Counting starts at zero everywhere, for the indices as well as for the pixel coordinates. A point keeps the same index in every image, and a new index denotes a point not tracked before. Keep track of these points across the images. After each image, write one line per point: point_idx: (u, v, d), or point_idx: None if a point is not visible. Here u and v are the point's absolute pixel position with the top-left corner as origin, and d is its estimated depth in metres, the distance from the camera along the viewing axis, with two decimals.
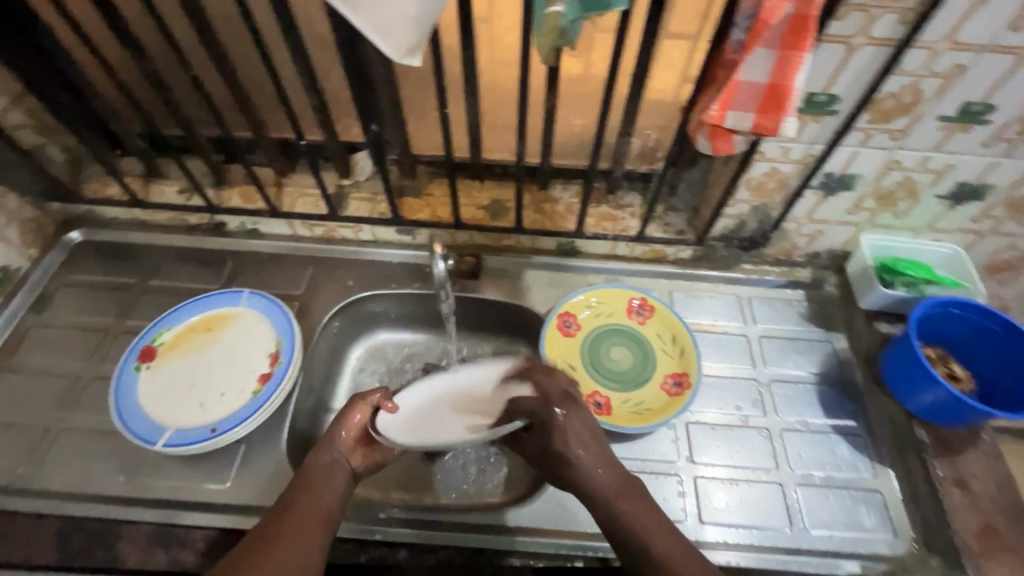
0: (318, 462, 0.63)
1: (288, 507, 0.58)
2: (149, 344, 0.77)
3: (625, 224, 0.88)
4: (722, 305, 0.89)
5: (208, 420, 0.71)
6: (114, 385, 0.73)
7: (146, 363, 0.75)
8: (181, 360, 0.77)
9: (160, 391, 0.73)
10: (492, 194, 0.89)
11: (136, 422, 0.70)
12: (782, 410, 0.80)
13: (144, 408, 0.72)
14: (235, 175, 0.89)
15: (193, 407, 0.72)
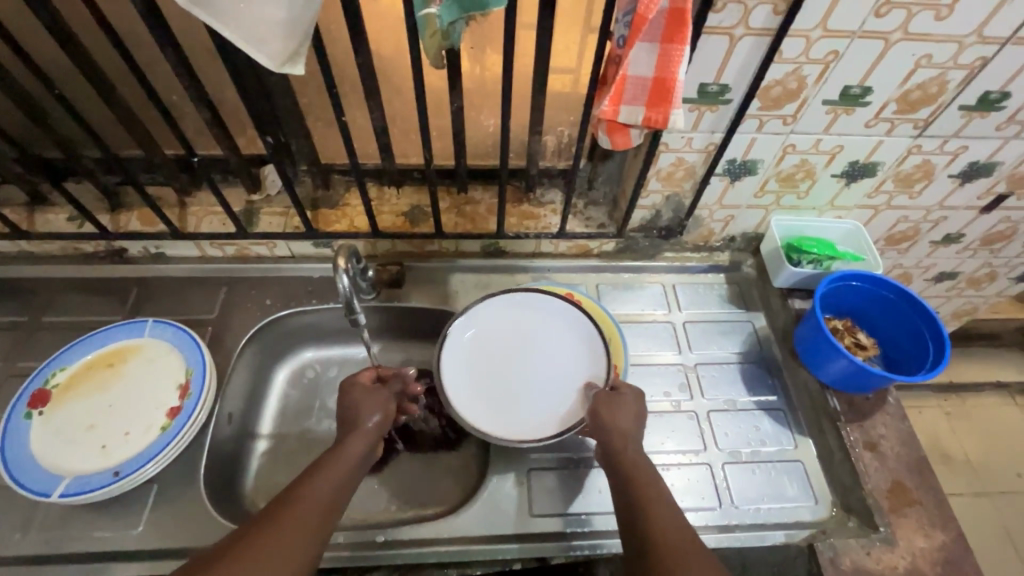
0: (349, 450, 0.60)
1: (300, 492, 0.54)
2: (42, 387, 0.71)
3: (547, 221, 0.88)
4: (648, 295, 0.91)
5: (111, 463, 0.66)
6: (0, 435, 0.67)
7: (38, 408, 0.70)
8: (79, 400, 0.71)
9: (54, 437, 0.68)
10: (410, 200, 0.88)
11: (28, 474, 0.65)
12: (708, 392, 0.82)
13: (36, 456, 0.66)
14: (131, 198, 0.85)
15: (94, 450, 0.67)
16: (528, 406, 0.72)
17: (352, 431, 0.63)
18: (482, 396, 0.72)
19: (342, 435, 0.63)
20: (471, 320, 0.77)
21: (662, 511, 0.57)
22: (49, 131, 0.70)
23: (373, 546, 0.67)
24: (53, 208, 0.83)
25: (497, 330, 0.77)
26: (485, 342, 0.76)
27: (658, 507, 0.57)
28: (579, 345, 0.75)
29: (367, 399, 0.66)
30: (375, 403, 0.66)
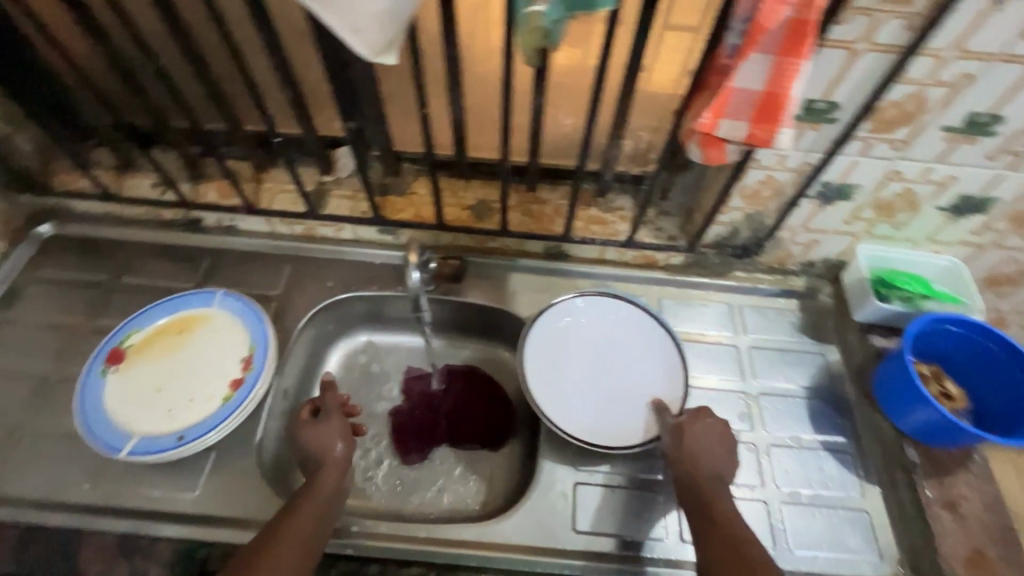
0: (320, 487, 0.61)
1: (273, 536, 0.56)
2: (118, 347, 0.74)
3: (615, 228, 0.85)
4: (713, 314, 0.86)
5: (175, 428, 0.69)
6: (79, 389, 0.70)
7: (113, 366, 0.73)
8: (150, 362, 0.74)
9: (126, 396, 0.71)
10: (479, 194, 0.86)
11: (101, 429, 0.68)
12: (769, 425, 0.78)
13: (108, 413, 0.69)
14: (211, 170, 0.86)
15: (160, 413, 0.70)
16: (591, 409, 0.74)
17: (321, 465, 0.63)
18: (555, 380, 0.75)
19: (312, 472, 0.64)
20: (566, 310, 0.80)
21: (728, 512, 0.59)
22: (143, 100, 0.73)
23: (415, 540, 0.67)
24: (139, 173, 0.87)
25: (584, 328, 0.79)
26: (577, 332, 0.79)
27: (725, 510, 0.59)
28: (659, 378, 0.76)
29: (321, 434, 0.66)
30: (333, 433, 0.66)
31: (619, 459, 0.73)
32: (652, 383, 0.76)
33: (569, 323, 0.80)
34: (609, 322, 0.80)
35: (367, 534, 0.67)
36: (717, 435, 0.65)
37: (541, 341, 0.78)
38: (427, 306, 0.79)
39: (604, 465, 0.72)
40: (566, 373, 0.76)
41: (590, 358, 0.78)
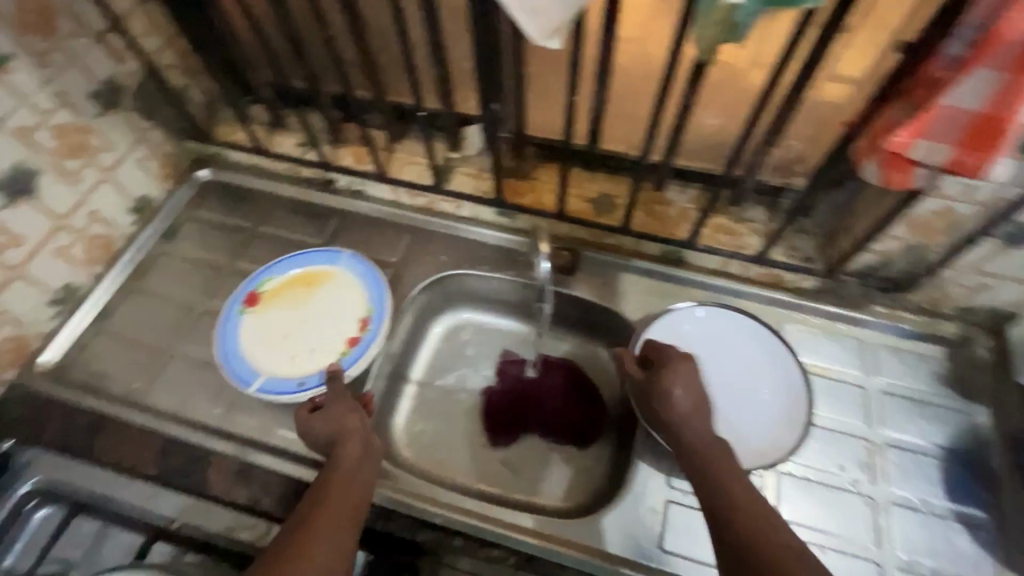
0: (344, 457, 0.61)
1: (311, 518, 0.55)
2: (255, 290, 0.81)
3: (744, 241, 0.80)
4: (843, 349, 0.79)
5: (297, 373, 0.75)
6: (220, 324, 0.78)
7: (250, 307, 0.80)
8: (279, 308, 0.80)
9: (258, 337, 0.78)
10: (601, 188, 0.85)
11: (235, 362, 0.75)
12: (892, 480, 0.70)
13: (242, 349, 0.76)
14: (350, 135, 0.91)
15: (285, 357, 0.76)
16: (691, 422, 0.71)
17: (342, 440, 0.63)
18: None
19: (334, 445, 0.63)
20: (692, 314, 0.76)
21: (737, 483, 0.55)
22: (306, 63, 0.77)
23: (502, 524, 0.66)
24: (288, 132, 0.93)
25: (705, 337, 0.76)
26: (694, 344, 0.76)
27: (738, 484, 0.55)
28: (770, 415, 0.71)
29: (331, 418, 0.65)
30: (338, 416, 0.65)
31: None
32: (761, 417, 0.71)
33: (688, 331, 0.76)
34: (731, 339, 0.76)
35: (455, 508, 0.67)
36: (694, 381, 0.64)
37: (659, 340, 0.75)
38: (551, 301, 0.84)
39: None
40: None
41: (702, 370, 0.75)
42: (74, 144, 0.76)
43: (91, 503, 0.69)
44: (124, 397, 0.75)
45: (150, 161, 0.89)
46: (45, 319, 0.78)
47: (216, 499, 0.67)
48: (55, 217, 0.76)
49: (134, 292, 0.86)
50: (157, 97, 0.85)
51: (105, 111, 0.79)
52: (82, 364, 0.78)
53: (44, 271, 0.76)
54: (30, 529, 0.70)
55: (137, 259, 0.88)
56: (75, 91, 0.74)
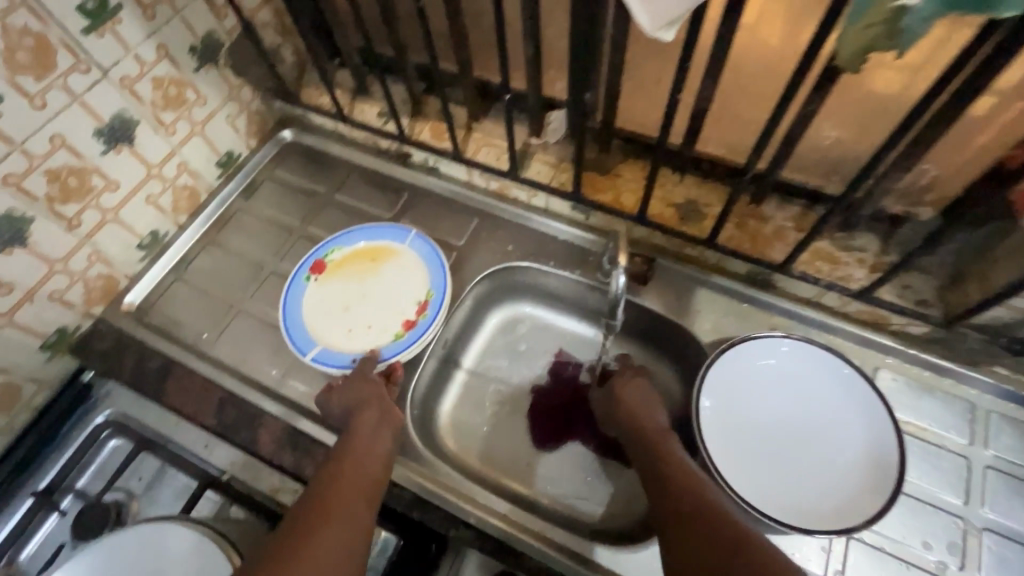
0: (362, 424, 0.63)
1: (332, 487, 0.57)
2: (322, 258, 0.82)
3: (848, 272, 0.70)
4: (946, 410, 0.69)
5: (352, 348, 0.75)
6: (286, 288, 0.79)
7: (315, 275, 0.81)
8: (343, 280, 0.81)
9: (319, 306, 0.78)
10: (690, 193, 0.77)
11: (295, 329, 0.76)
12: (987, 570, 0.61)
13: (303, 316, 0.77)
14: (431, 108, 0.88)
15: (342, 330, 0.77)
16: (753, 463, 0.66)
17: (358, 410, 0.65)
18: (730, 414, 0.68)
19: (353, 414, 0.65)
20: (777, 347, 0.68)
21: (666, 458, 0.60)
22: (394, 32, 0.75)
23: (536, 536, 0.64)
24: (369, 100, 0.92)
25: (787, 375, 0.68)
26: (771, 379, 0.69)
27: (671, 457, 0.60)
28: (851, 473, 0.63)
29: (364, 385, 0.68)
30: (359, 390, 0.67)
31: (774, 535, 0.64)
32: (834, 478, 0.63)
33: (766, 364, 0.69)
34: (818, 384, 0.67)
35: (490, 511, 0.65)
36: (644, 389, 0.70)
37: (732, 370, 0.68)
38: (622, 315, 0.69)
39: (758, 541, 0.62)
40: (744, 412, 0.68)
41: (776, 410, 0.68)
42: (172, 98, 0.78)
43: (155, 441, 0.73)
44: (194, 346, 0.79)
45: (238, 118, 0.91)
46: (133, 262, 0.83)
47: (265, 459, 0.69)
48: (149, 166, 0.79)
49: (212, 245, 0.89)
50: (250, 55, 0.86)
51: (201, 66, 0.81)
52: (161, 309, 0.83)
53: (135, 216, 0.80)
54: (101, 457, 0.74)
55: (218, 213, 0.91)
56: (175, 45, 0.76)
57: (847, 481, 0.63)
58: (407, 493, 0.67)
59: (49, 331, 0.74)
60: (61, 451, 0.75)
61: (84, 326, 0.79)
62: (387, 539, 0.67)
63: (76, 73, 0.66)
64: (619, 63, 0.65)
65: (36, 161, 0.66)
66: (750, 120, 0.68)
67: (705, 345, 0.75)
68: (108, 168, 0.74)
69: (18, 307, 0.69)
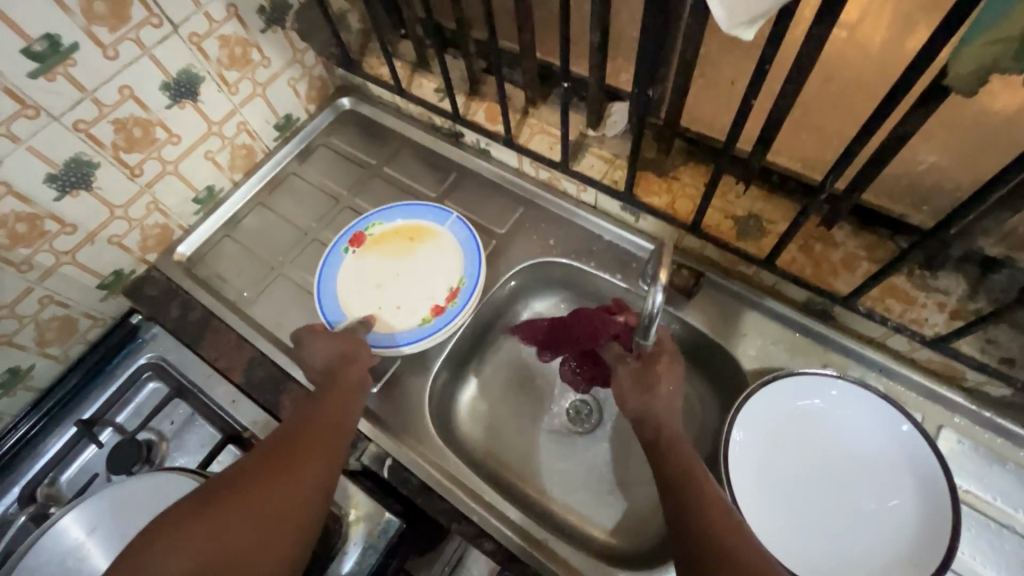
0: (343, 378, 0.64)
1: (300, 434, 0.57)
2: (362, 231, 0.82)
3: (924, 316, 0.63)
4: (1018, 488, 0.61)
5: (380, 326, 0.76)
6: (323, 257, 0.80)
7: (353, 247, 0.81)
8: (380, 256, 0.81)
9: (354, 279, 0.79)
10: (753, 208, 0.71)
11: (328, 300, 0.77)
12: None
13: (336, 287, 0.79)
14: (488, 89, 0.85)
15: (372, 307, 0.77)
16: (783, 511, 0.60)
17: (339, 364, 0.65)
18: (765, 455, 0.63)
19: (334, 367, 0.66)
20: (825, 390, 0.63)
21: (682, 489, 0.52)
22: (459, 7, 0.72)
23: (536, 546, 0.62)
24: (428, 75, 0.90)
25: (833, 423, 0.62)
26: (815, 423, 0.63)
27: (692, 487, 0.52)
28: (892, 544, 0.57)
29: (324, 348, 0.67)
30: (337, 350, 0.67)
31: None
32: (874, 544, 0.57)
33: (810, 405, 0.63)
34: (866, 436, 0.61)
35: (495, 511, 0.64)
36: (675, 383, 0.61)
37: (769, 406, 0.63)
38: (654, 335, 0.59)
39: None
40: (780, 455, 0.63)
41: (816, 459, 0.62)
42: (237, 57, 0.79)
43: (189, 389, 0.76)
44: (234, 302, 0.82)
45: (299, 82, 0.91)
46: (188, 215, 0.86)
47: None
48: (210, 123, 0.81)
49: (262, 206, 0.91)
50: (317, 20, 0.86)
51: (269, 28, 0.81)
52: (208, 262, 0.86)
53: (193, 171, 0.83)
54: (140, 397, 0.78)
55: (272, 174, 0.93)
56: (245, 4, 0.76)
57: (887, 549, 0.57)
58: (415, 479, 0.67)
59: (106, 272, 0.78)
60: (105, 386, 0.80)
61: (138, 271, 0.83)
62: (388, 523, 0.65)
63: (148, 26, 0.67)
64: (690, 59, 0.60)
65: (105, 110, 0.68)
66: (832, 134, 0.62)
67: (746, 373, 0.70)
68: (172, 122, 0.76)
69: (79, 247, 0.74)
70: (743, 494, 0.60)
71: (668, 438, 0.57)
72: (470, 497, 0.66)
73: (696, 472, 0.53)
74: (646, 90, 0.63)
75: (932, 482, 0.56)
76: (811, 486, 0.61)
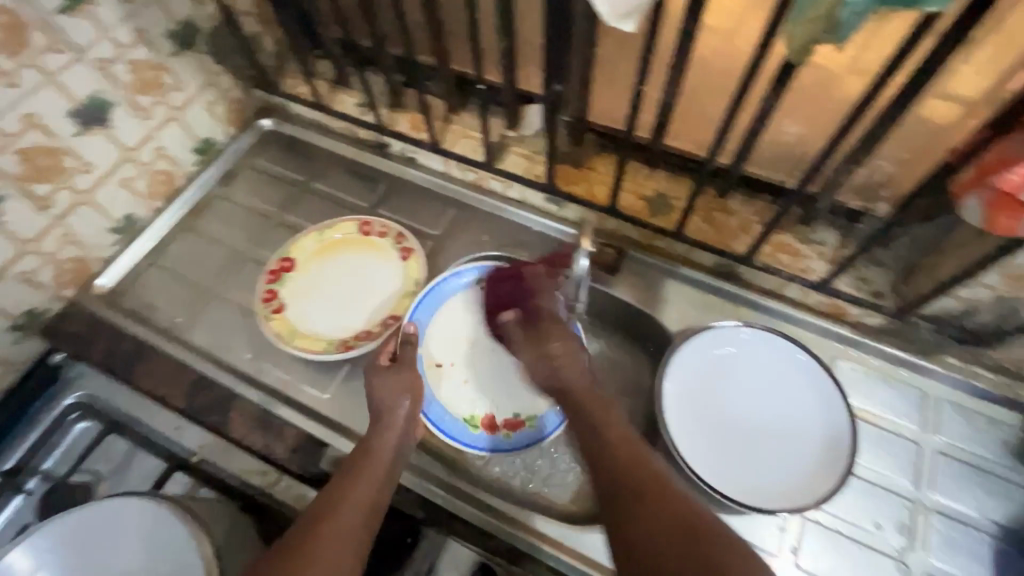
0: (378, 451, 0.62)
1: (329, 514, 0.56)
2: (497, 276, 0.81)
3: (808, 264, 0.74)
4: (900, 400, 0.71)
5: (435, 377, 0.77)
6: (295, 239, 0.83)
7: (477, 284, 0.82)
8: (497, 314, 0.80)
9: (467, 318, 0.81)
10: (660, 187, 0.80)
11: (422, 315, 0.79)
12: (934, 551, 0.64)
13: (304, 281, 0.81)
14: (410, 100, 0.89)
15: (446, 356, 0.79)
16: (717, 448, 0.67)
17: (378, 431, 0.64)
18: (694, 403, 0.70)
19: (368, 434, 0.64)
20: (733, 337, 0.72)
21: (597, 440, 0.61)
22: (373, 23, 0.76)
23: (501, 517, 0.66)
24: (348, 91, 0.93)
25: (751, 370, 0.71)
26: (730, 369, 0.71)
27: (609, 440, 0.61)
28: (808, 463, 0.65)
29: (386, 389, 0.67)
30: (401, 389, 0.67)
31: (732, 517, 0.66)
32: (795, 465, 0.66)
33: (726, 351, 0.72)
34: (774, 373, 0.70)
35: (458, 492, 0.68)
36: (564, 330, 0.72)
37: (688, 357, 0.71)
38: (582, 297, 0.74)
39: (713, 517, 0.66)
40: (707, 402, 0.70)
41: (740, 403, 0.70)
42: (149, 81, 0.78)
43: (125, 423, 0.73)
44: (168, 330, 0.80)
45: (217, 105, 0.91)
46: (107, 245, 0.83)
47: (234, 442, 0.70)
48: (125, 149, 0.79)
49: (189, 232, 0.89)
50: (232, 43, 0.86)
51: (180, 51, 0.81)
52: (134, 293, 0.83)
53: (109, 199, 0.80)
54: (69, 440, 0.75)
55: (196, 198, 0.92)
56: (154, 28, 0.76)
57: (807, 467, 0.65)
58: None
59: (17, 312, 0.74)
60: (25, 435, 0.74)
61: (54, 309, 0.79)
62: None
63: (51, 51, 0.66)
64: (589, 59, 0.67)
65: (7, 139, 0.65)
66: (716, 115, 0.72)
67: (672, 335, 0.77)
68: (83, 149, 0.74)
69: None
70: (680, 440, 0.67)
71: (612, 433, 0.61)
72: (432, 481, 0.69)
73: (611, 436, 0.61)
74: (554, 87, 0.71)
75: (831, 402, 0.67)
76: (739, 424, 0.69)
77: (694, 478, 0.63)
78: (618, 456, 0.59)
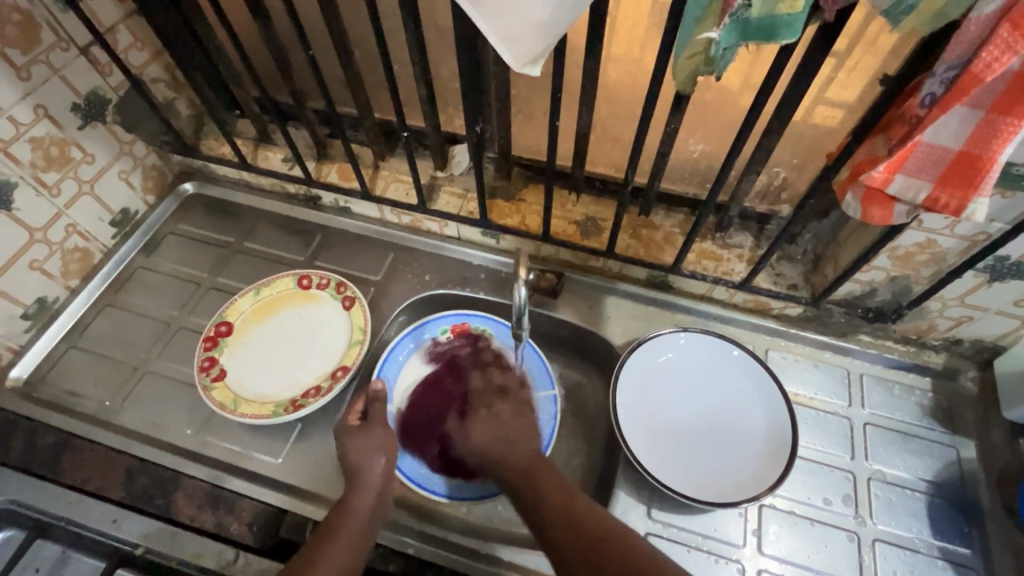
0: (359, 508, 0.60)
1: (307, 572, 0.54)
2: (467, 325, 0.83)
3: (730, 267, 0.79)
4: (829, 380, 0.78)
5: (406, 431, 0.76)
6: (230, 302, 0.81)
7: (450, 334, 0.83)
8: None
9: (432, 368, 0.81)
10: (588, 211, 0.84)
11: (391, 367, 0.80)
12: (878, 516, 0.68)
13: (243, 344, 0.79)
14: (336, 152, 0.90)
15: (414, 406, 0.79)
16: (672, 454, 0.71)
17: (354, 487, 0.62)
18: (641, 414, 0.73)
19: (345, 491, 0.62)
20: (670, 342, 0.76)
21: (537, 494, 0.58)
22: (290, 82, 0.77)
23: (475, 556, 0.66)
24: (271, 147, 0.92)
25: (690, 374, 0.76)
26: (672, 375, 0.76)
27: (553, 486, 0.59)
28: (755, 453, 0.70)
29: (362, 448, 0.65)
30: (374, 447, 0.65)
31: (695, 517, 0.68)
32: (747, 461, 0.69)
33: (666, 358, 0.76)
34: (712, 372, 0.75)
35: (428, 538, 0.67)
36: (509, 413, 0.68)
37: (630, 369, 0.74)
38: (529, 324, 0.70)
39: (676, 518, 0.68)
40: (654, 410, 0.74)
41: (687, 406, 0.74)
42: (54, 157, 0.75)
43: (52, 523, 0.67)
44: (95, 416, 0.75)
45: (132, 175, 0.88)
46: (17, 333, 0.78)
47: (180, 525, 0.66)
48: (31, 231, 0.75)
49: (111, 307, 0.85)
50: (141, 111, 0.84)
51: (87, 124, 0.78)
52: (54, 381, 0.78)
53: (16, 285, 0.75)
54: None
55: (116, 273, 0.88)
56: (56, 104, 0.73)
57: (760, 460, 0.69)
58: None
59: None
60: None
61: None
62: None
63: None
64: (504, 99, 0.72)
65: None
66: (628, 141, 0.77)
67: (618, 348, 0.80)
68: None
69: None
70: (638, 450, 0.70)
71: (549, 487, 0.59)
72: (403, 533, 0.68)
73: (541, 478, 0.60)
74: (473, 128, 0.71)
75: (770, 392, 0.72)
76: (690, 428, 0.73)
77: (656, 484, 0.65)
78: (558, 503, 0.57)
